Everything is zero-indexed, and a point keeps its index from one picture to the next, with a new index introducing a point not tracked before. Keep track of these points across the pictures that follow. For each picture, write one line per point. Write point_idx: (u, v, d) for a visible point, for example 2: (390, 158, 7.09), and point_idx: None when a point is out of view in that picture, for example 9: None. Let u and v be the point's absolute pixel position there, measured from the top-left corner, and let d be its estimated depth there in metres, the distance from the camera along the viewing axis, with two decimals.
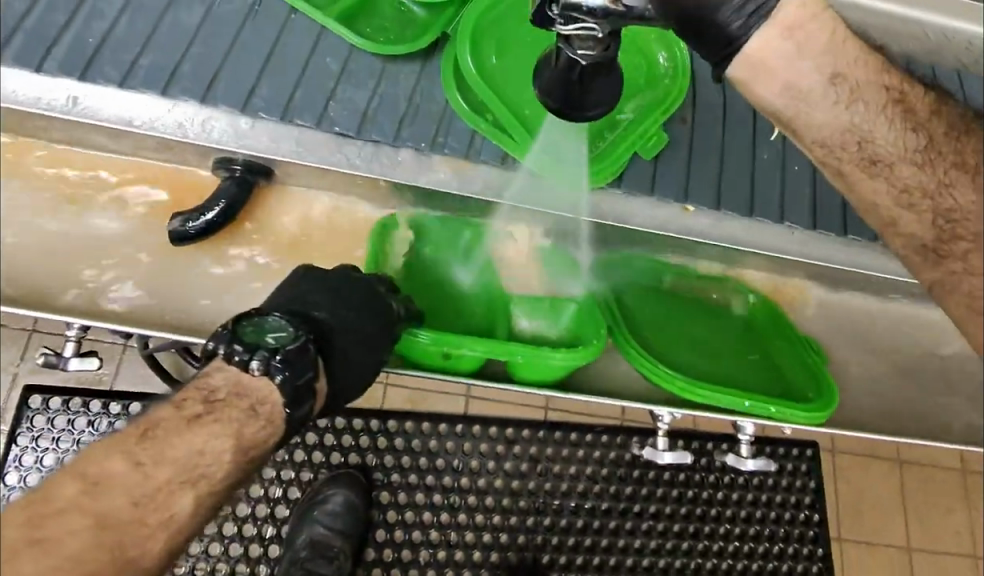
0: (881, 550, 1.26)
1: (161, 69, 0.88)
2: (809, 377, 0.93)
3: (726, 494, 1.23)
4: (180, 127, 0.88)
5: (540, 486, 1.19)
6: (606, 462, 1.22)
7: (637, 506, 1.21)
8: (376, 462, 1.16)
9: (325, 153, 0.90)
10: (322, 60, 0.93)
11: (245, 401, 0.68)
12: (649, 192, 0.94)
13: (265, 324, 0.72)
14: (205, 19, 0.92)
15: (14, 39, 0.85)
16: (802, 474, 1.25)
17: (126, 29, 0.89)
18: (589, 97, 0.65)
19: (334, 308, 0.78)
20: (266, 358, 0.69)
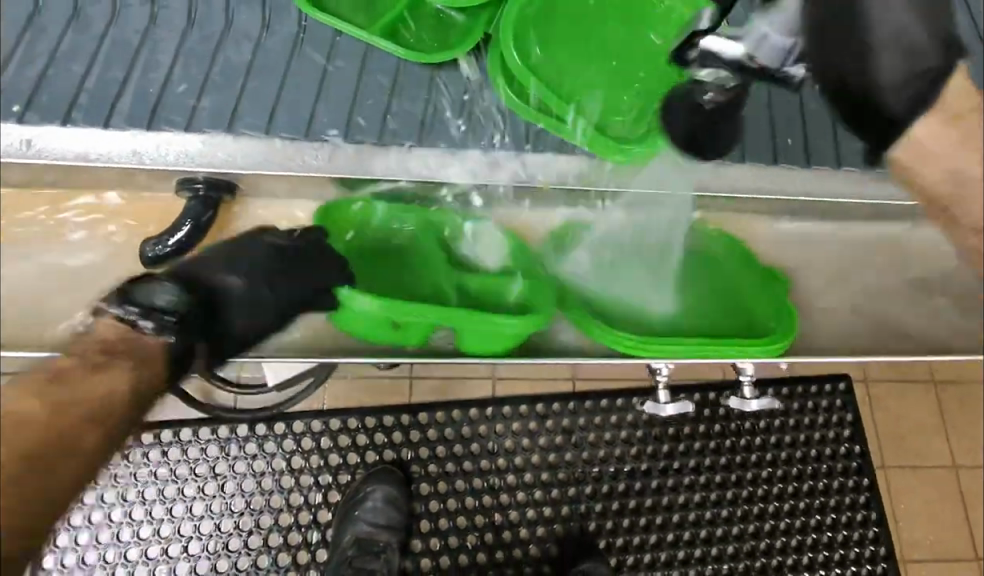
0: (926, 470, 1.24)
1: (222, 108, 0.79)
2: (774, 311, 0.88)
3: (765, 439, 1.22)
4: (224, 159, 0.78)
5: (578, 456, 1.19)
6: (639, 424, 1.21)
7: (676, 463, 1.20)
8: (412, 456, 1.16)
9: (357, 171, 0.80)
10: (374, 78, 0.83)
11: (136, 352, 0.65)
12: (741, 159, 0.85)
13: (149, 293, 0.66)
14: (254, 59, 0.82)
15: (80, 100, 0.77)
16: (838, 409, 1.23)
17: (180, 76, 0.80)
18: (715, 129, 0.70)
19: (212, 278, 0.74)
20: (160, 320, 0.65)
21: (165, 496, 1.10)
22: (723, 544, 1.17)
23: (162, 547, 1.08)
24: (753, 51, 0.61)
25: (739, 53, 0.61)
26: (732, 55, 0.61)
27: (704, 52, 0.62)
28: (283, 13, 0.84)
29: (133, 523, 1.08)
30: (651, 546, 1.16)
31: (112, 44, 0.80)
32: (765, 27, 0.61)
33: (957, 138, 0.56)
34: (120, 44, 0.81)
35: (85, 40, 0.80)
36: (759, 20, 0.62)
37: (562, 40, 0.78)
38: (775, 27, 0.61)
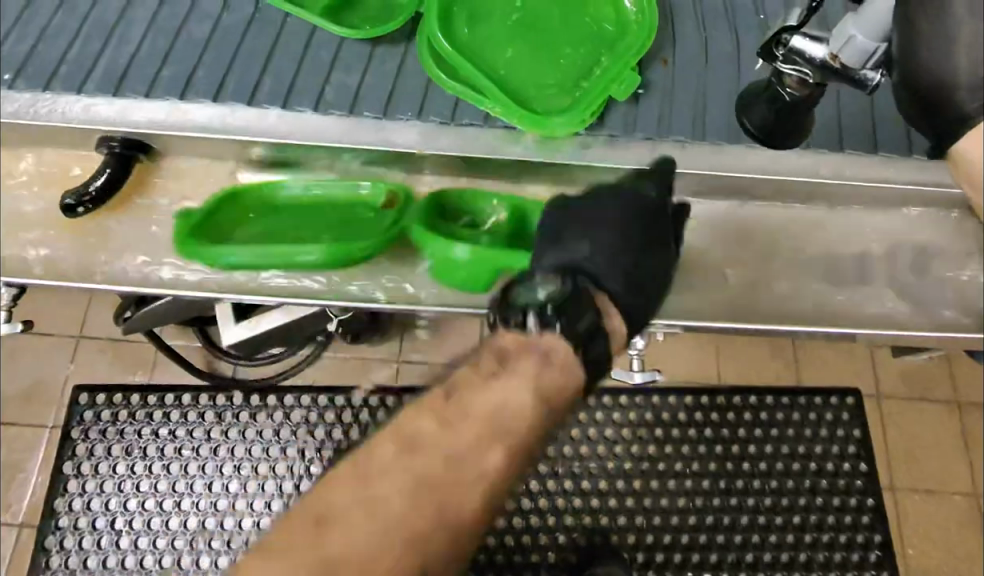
0: (941, 497, 1.14)
1: (178, 77, 0.80)
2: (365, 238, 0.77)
3: (760, 449, 1.13)
4: (177, 122, 0.78)
5: (560, 451, 1.12)
6: (626, 421, 1.14)
7: (663, 466, 1.12)
8: None
9: (284, 133, 0.77)
10: (317, 54, 0.82)
11: (537, 351, 0.63)
12: (701, 133, 0.80)
13: (534, 278, 0.65)
14: (212, 37, 0.83)
15: (60, 70, 0.80)
16: (845, 423, 1.14)
17: (149, 48, 0.82)
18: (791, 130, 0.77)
19: (534, 274, 0.66)
20: (540, 311, 0.63)
21: (163, 454, 1.14)
22: (706, 552, 1.08)
23: (157, 501, 1.12)
24: (838, 51, 0.66)
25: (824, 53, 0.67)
26: (815, 55, 0.67)
27: (792, 49, 0.68)
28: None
29: (134, 477, 1.13)
30: (630, 546, 1.08)
31: (91, 26, 0.83)
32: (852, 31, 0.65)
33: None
34: (97, 24, 0.83)
35: (70, 19, 0.83)
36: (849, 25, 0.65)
37: (491, 18, 0.83)
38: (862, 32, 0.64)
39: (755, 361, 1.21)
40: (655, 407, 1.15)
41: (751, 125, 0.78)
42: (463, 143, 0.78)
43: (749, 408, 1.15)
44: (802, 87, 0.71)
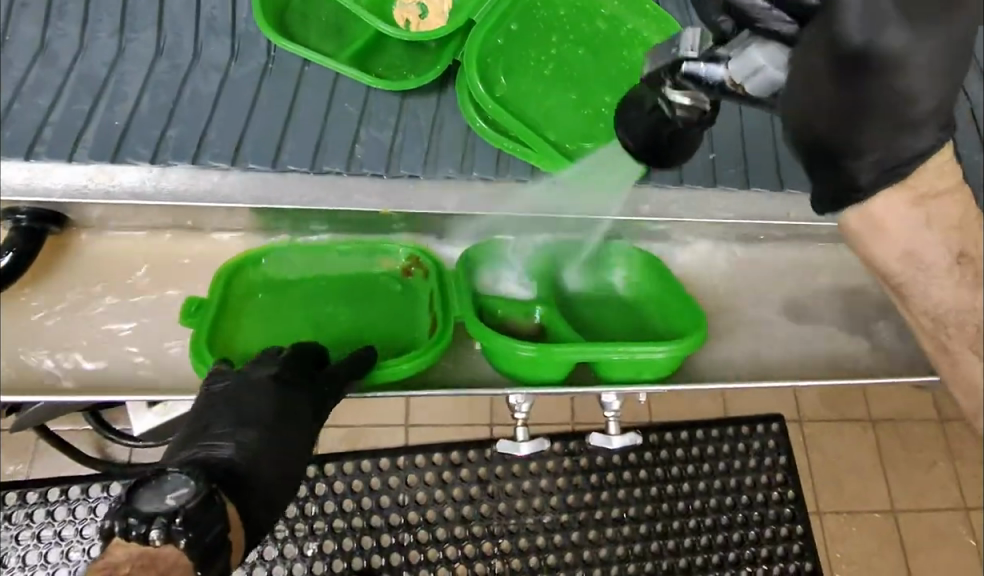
0: (862, 516, 1.18)
1: (188, 138, 0.69)
2: (381, 331, 0.71)
3: (693, 486, 1.00)
4: (125, 188, 0.67)
5: (494, 508, 0.95)
6: (559, 471, 0.98)
7: (598, 516, 0.96)
8: (333, 510, 0.92)
9: (247, 199, 0.69)
10: (342, 108, 0.74)
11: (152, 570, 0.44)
12: (746, 182, 0.76)
13: (162, 487, 0.48)
14: (223, 93, 0.73)
15: (44, 132, 0.67)
16: (772, 451, 1.05)
17: (148, 105, 0.71)
18: (685, 151, 0.54)
19: (161, 486, 0.48)
20: (164, 522, 0.45)
21: (47, 561, 0.86)
22: None
23: None
24: (741, 79, 0.45)
25: (720, 73, 0.46)
26: (712, 75, 0.46)
27: (683, 75, 0.48)
28: (253, 42, 0.77)
29: None
30: None
31: (76, 80, 0.71)
32: (760, 57, 0.44)
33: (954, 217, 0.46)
34: (85, 78, 0.71)
35: (49, 74, 0.71)
36: (750, 47, 0.44)
37: (530, 66, 0.76)
38: (769, 58, 0.44)
39: (756, 401, 1.22)
40: (589, 452, 0.99)
41: (632, 141, 0.54)
42: (448, 200, 0.72)
43: (683, 445, 1.02)
44: (694, 113, 0.50)
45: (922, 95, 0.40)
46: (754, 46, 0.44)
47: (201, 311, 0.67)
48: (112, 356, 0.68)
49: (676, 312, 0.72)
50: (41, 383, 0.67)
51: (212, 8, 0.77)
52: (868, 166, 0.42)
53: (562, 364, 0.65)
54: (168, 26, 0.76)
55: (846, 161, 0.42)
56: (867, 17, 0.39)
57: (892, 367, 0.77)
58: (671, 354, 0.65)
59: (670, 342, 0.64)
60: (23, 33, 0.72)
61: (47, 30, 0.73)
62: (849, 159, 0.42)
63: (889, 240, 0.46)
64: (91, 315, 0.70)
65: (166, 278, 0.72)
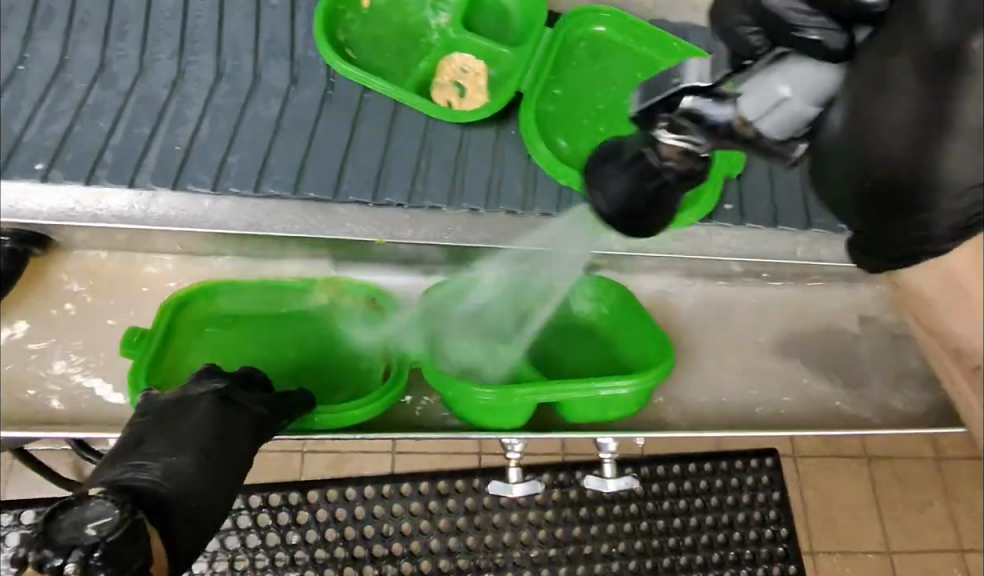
0: (856, 557, 1.15)
1: (250, 165, 0.67)
2: (338, 372, 0.68)
3: (684, 522, 0.97)
4: (112, 211, 0.64)
5: (481, 540, 0.93)
6: (549, 503, 0.95)
7: (587, 551, 0.94)
8: (316, 540, 0.90)
9: (239, 224, 0.66)
10: (402, 137, 0.72)
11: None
12: (806, 221, 0.74)
13: (85, 512, 0.41)
14: (285, 115, 0.71)
15: (105, 156, 0.65)
16: (766, 486, 1.02)
17: (209, 130, 0.68)
18: (661, 219, 0.45)
19: (84, 511, 0.41)
20: (81, 557, 0.39)
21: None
22: None
23: None
24: (754, 117, 0.37)
25: (726, 112, 0.38)
26: (717, 116, 0.38)
27: (684, 114, 0.39)
28: (312, 68, 0.74)
29: None
30: None
31: (136, 101, 0.69)
32: (784, 88, 0.36)
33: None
34: (144, 100, 0.69)
35: (109, 96, 0.68)
36: (772, 78, 0.37)
37: (582, 123, 0.75)
38: (796, 88, 0.36)
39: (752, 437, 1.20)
40: (577, 483, 0.97)
41: (606, 205, 0.44)
42: (444, 231, 0.69)
43: (676, 479, 0.99)
44: (690, 161, 0.40)
45: None
46: (778, 75, 0.36)
47: (142, 344, 0.62)
48: (78, 383, 0.65)
49: (642, 342, 0.69)
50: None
51: (272, 31, 0.75)
52: (953, 201, 0.34)
53: (518, 411, 0.61)
54: (228, 49, 0.73)
55: (929, 195, 0.34)
56: (960, 16, 0.33)
57: (887, 408, 0.75)
58: (633, 390, 0.61)
59: (632, 376, 0.61)
60: (81, 53, 0.70)
61: (105, 51, 0.70)
62: (928, 198, 0.34)
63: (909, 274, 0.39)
64: (68, 340, 0.66)
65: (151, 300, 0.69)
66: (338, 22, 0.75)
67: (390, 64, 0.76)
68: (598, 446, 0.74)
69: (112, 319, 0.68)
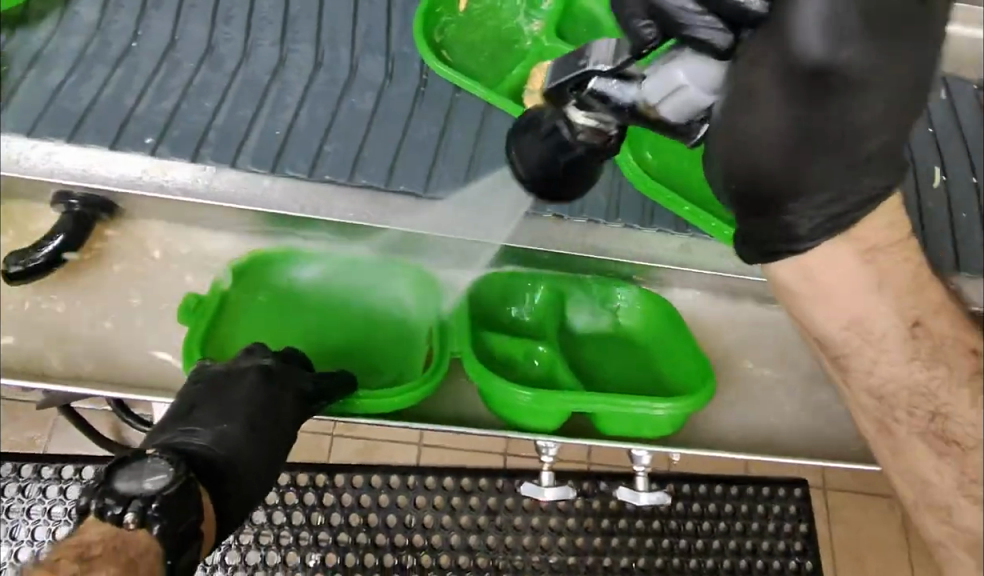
0: None
1: (346, 154, 0.68)
2: (389, 359, 0.66)
3: (706, 544, 0.96)
4: (177, 184, 0.65)
5: (502, 541, 0.93)
6: (570, 510, 0.95)
7: (606, 564, 0.93)
8: (340, 524, 0.91)
9: (292, 206, 0.66)
10: (494, 138, 0.71)
11: (124, 553, 0.42)
12: None
13: (141, 469, 0.47)
14: (379, 108, 0.71)
15: (210, 135, 0.66)
16: (792, 516, 0.99)
17: (307, 118, 0.69)
18: (579, 185, 0.54)
19: (140, 468, 0.47)
20: (140, 505, 0.44)
21: (34, 538, 0.82)
22: None
23: None
24: (656, 102, 0.45)
25: (633, 94, 0.44)
26: (624, 97, 0.45)
27: (591, 93, 0.45)
28: (407, 62, 0.74)
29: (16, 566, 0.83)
30: None
31: (241, 83, 0.70)
32: (682, 77, 0.44)
33: (908, 286, 0.46)
34: (248, 83, 0.70)
35: (215, 77, 0.70)
36: (672, 66, 0.44)
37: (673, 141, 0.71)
38: (691, 78, 0.44)
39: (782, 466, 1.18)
40: (603, 492, 0.96)
41: (528, 171, 0.53)
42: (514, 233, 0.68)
43: (701, 500, 0.98)
44: (599, 137, 0.49)
45: (874, 133, 0.41)
46: (678, 65, 0.44)
47: (200, 311, 0.62)
48: (129, 345, 0.66)
49: (684, 361, 0.67)
50: (59, 367, 0.65)
51: (369, 25, 0.75)
52: (806, 205, 0.43)
53: (553, 413, 0.60)
54: (326, 39, 0.74)
55: (785, 200, 0.43)
56: (827, 35, 0.38)
57: None
58: (672, 410, 0.60)
59: (672, 399, 0.60)
60: (190, 33, 0.72)
61: (213, 33, 0.72)
62: (786, 204, 0.43)
63: (838, 299, 0.46)
64: (126, 303, 0.68)
65: (209, 269, 0.70)
66: (435, 23, 0.75)
67: (483, 69, 0.75)
68: (632, 457, 0.72)
69: (165, 287, 0.69)
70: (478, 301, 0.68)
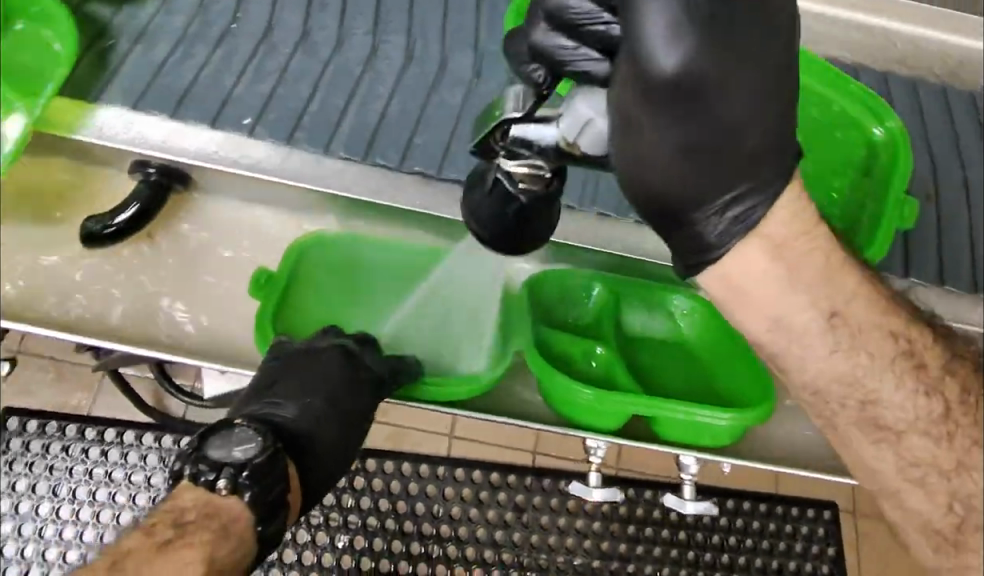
0: None
1: (436, 146, 0.69)
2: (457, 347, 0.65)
3: (731, 559, 0.95)
4: (249, 161, 0.66)
5: (527, 538, 0.93)
6: (596, 514, 0.95)
7: (630, 569, 0.93)
8: (369, 507, 0.92)
9: (363, 190, 0.66)
10: None
11: (213, 521, 0.48)
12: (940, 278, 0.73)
13: (231, 436, 0.52)
14: (467, 103, 0.72)
15: (304, 120, 0.68)
16: (820, 538, 0.98)
17: (398, 110, 0.71)
18: (538, 226, 0.49)
19: (231, 436, 0.52)
20: (232, 473, 0.50)
21: (74, 497, 0.86)
22: None
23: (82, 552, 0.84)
24: (573, 136, 0.41)
25: (554, 136, 0.42)
26: (546, 140, 0.42)
27: (512, 140, 0.43)
28: (495, 60, 0.76)
29: (57, 522, 0.85)
30: None
31: (335, 71, 0.72)
32: (586, 110, 0.41)
33: (821, 273, 0.41)
34: (342, 71, 0.72)
35: (311, 64, 0.72)
36: (578, 101, 0.41)
37: None
38: (597, 108, 0.41)
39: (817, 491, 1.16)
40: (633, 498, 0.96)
41: (482, 231, 0.49)
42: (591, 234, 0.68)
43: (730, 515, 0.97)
44: (538, 182, 0.46)
45: (747, 131, 0.39)
46: (581, 99, 0.41)
47: (273, 286, 0.61)
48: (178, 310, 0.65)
49: (748, 375, 0.66)
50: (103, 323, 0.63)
51: (459, 24, 0.78)
52: (708, 213, 0.40)
53: (612, 414, 0.60)
54: (417, 35, 0.76)
55: (689, 213, 0.41)
56: (671, 42, 0.37)
57: None
58: (733, 422, 0.60)
59: (733, 411, 0.59)
60: (287, 21, 0.74)
61: (308, 21, 0.75)
62: (691, 214, 0.41)
63: (753, 304, 0.42)
64: (178, 263, 0.67)
65: (261, 240, 0.69)
66: None
67: None
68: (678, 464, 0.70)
69: (218, 253, 0.67)
70: (542, 294, 0.67)
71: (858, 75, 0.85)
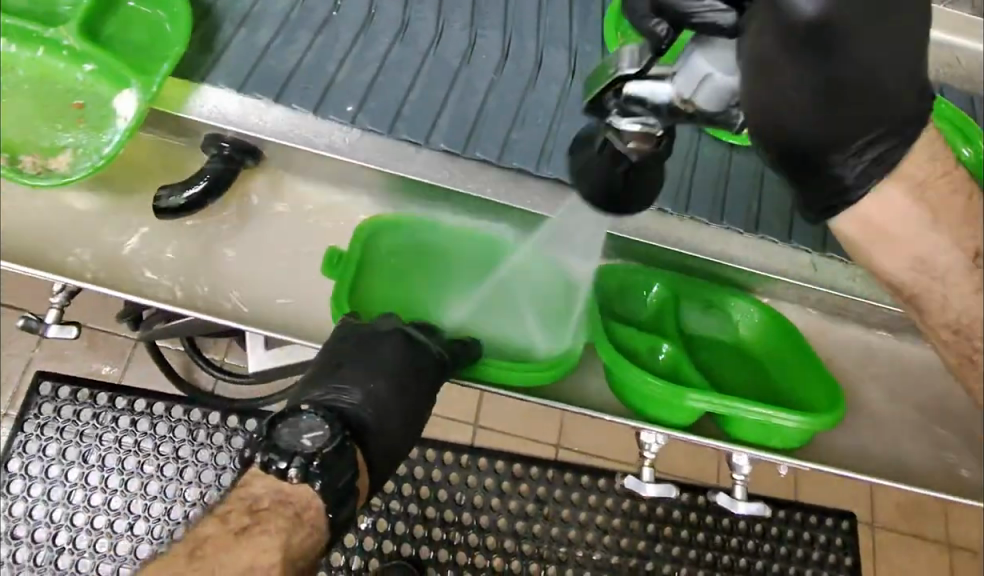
0: None
1: (534, 144, 0.69)
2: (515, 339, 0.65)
3: (749, 563, 0.95)
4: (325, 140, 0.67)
5: (547, 530, 0.93)
6: (618, 510, 0.95)
7: (648, 567, 0.93)
8: (394, 491, 0.92)
9: (434, 176, 0.67)
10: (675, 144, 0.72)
11: (287, 508, 0.51)
12: None
13: (299, 424, 0.52)
14: (563, 101, 0.73)
15: (404, 110, 0.69)
16: (838, 548, 0.98)
17: (496, 106, 0.71)
18: (648, 189, 0.46)
19: (298, 423, 0.52)
20: (303, 463, 0.50)
21: (104, 464, 0.86)
22: None
23: (109, 519, 0.84)
24: (689, 94, 0.41)
25: (668, 93, 0.41)
26: (660, 98, 0.41)
27: (626, 98, 0.41)
28: (589, 60, 0.76)
29: (87, 487, 0.85)
30: None
31: (433, 63, 0.72)
32: (704, 64, 0.41)
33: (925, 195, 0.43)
34: (440, 63, 0.72)
35: (409, 53, 0.72)
36: (694, 57, 0.41)
37: None
38: (716, 63, 0.40)
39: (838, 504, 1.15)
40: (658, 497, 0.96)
41: (586, 191, 0.46)
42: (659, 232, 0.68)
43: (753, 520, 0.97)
44: (648, 143, 0.44)
45: (883, 74, 0.40)
46: (699, 54, 0.41)
47: (344, 265, 0.63)
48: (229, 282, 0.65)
49: (813, 379, 0.66)
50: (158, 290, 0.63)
51: (552, 21, 0.78)
52: (847, 154, 0.41)
53: (678, 410, 0.61)
54: (513, 30, 0.76)
55: (828, 156, 0.41)
56: None
57: None
58: (801, 425, 0.60)
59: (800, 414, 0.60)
60: (387, 9, 0.74)
61: (407, 11, 0.75)
62: (829, 157, 0.41)
63: (893, 244, 0.44)
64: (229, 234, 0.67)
65: (320, 217, 0.69)
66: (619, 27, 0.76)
67: None
68: (729, 465, 0.70)
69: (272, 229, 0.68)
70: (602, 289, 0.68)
71: (937, 89, 0.83)
